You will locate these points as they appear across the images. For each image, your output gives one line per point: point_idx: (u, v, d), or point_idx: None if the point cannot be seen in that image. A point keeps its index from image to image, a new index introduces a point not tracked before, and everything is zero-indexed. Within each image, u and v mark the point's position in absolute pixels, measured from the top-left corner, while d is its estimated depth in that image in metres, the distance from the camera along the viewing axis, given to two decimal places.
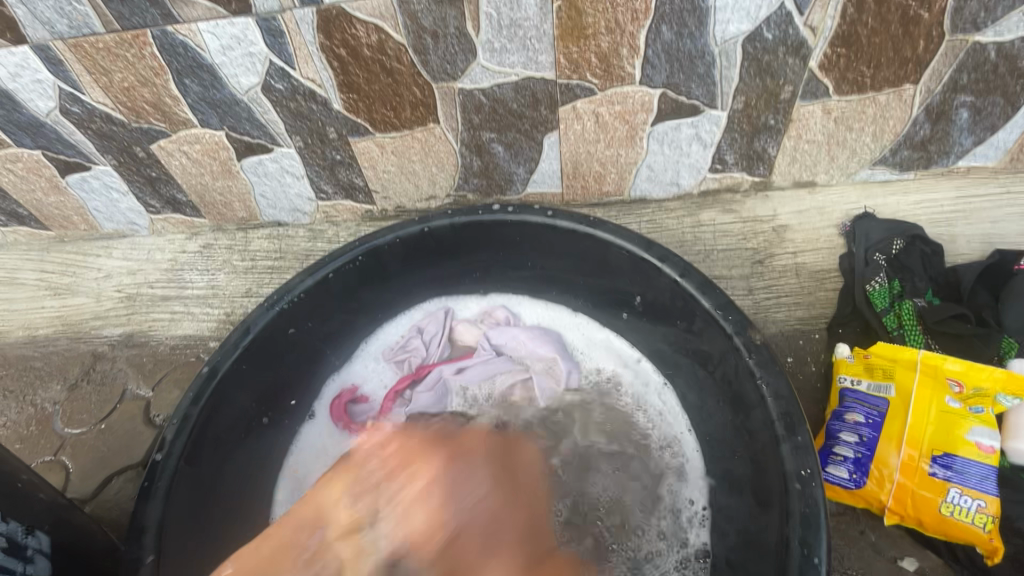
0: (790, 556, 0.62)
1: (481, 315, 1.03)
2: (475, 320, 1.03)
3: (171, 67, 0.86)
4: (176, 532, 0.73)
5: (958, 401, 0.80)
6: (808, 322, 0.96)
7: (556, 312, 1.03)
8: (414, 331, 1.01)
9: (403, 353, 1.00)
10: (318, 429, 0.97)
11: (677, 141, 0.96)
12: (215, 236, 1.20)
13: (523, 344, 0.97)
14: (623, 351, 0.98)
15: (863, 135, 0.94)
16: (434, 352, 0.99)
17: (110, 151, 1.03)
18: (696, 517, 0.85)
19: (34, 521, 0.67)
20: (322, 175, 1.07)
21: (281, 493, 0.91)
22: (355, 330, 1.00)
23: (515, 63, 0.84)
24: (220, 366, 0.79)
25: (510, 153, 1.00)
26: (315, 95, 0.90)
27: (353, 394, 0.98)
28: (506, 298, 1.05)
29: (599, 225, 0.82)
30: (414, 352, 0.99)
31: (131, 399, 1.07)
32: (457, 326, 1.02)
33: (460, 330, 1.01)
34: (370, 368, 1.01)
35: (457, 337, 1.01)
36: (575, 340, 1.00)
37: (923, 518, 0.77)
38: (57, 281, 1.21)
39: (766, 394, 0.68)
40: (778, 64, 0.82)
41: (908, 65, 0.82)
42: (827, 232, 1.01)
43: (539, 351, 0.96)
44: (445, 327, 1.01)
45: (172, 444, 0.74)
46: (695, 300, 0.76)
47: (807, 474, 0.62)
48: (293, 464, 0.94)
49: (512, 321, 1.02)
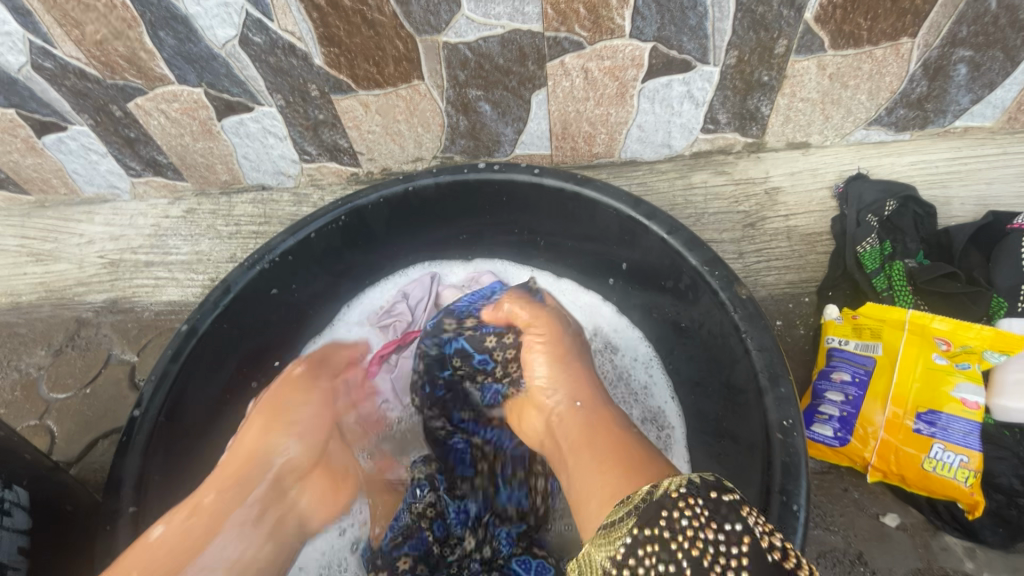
0: (770, 504, 0.61)
1: (467, 281, 1.02)
2: (461, 285, 1.01)
3: (144, 18, 0.83)
4: (158, 487, 0.72)
5: (945, 358, 0.79)
6: (798, 285, 0.95)
7: (545, 280, 1.02)
8: (399, 297, 1.00)
9: (389, 318, 0.99)
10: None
11: (669, 99, 0.93)
12: (199, 201, 1.18)
13: None
14: (613, 317, 0.97)
15: (858, 93, 0.92)
16: (420, 317, 0.99)
17: (86, 110, 0.99)
18: None
19: (12, 476, 0.66)
20: (305, 135, 1.04)
21: None
22: (338, 295, 0.99)
23: (500, 14, 0.81)
24: (200, 324, 0.77)
25: (498, 112, 0.98)
26: (295, 49, 0.87)
27: None
28: (492, 263, 1.03)
29: (586, 183, 0.80)
30: (400, 317, 0.99)
31: (116, 363, 1.06)
32: (443, 292, 1.01)
33: (447, 295, 1.00)
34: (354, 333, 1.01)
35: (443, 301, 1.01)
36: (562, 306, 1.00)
37: (906, 474, 0.78)
38: (38, 246, 1.18)
39: (750, 347, 0.67)
40: (773, 16, 0.79)
41: (907, 16, 0.79)
42: (821, 194, 0.99)
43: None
44: (431, 292, 1.00)
45: (150, 401, 0.72)
46: (682, 257, 0.75)
47: (789, 425, 0.62)
48: None
49: None
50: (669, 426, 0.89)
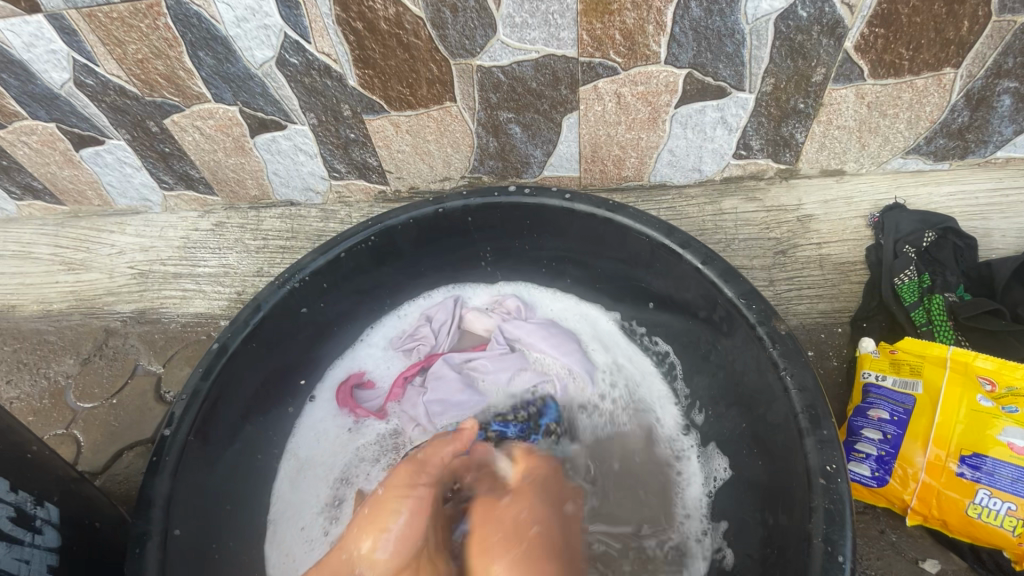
0: (813, 553, 0.59)
1: (491, 304, 1.01)
2: (484, 308, 1.01)
3: (185, 39, 0.85)
4: (187, 506, 0.72)
5: (990, 400, 0.76)
6: (830, 315, 0.93)
7: (579, 308, 1.01)
8: (423, 320, 0.99)
9: (412, 341, 0.98)
10: (322, 414, 0.95)
11: (701, 124, 0.92)
12: (228, 215, 1.19)
13: (535, 339, 0.94)
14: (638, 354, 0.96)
15: (897, 122, 0.90)
16: (443, 341, 0.97)
17: (124, 126, 1.02)
18: (710, 530, 0.82)
19: (44, 492, 0.67)
20: (336, 153, 1.05)
21: (282, 471, 0.91)
22: (360, 317, 0.99)
23: (536, 40, 0.82)
24: (230, 343, 0.78)
25: (528, 134, 0.98)
26: (330, 70, 0.89)
27: (360, 379, 0.96)
28: (515, 286, 1.03)
29: (619, 210, 0.80)
30: (423, 340, 0.97)
31: (142, 374, 1.07)
32: (466, 315, 0.99)
33: (471, 318, 0.99)
34: (377, 356, 1.00)
35: (467, 325, 0.99)
36: (590, 336, 0.98)
37: (949, 519, 0.75)
38: (71, 256, 1.21)
39: (790, 386, 0.66)
40: (812, 44, 0.79)
41: (951, 46, 0.78)
42: (855, 223, 0.98)
43: (551, 346, 0.93)
44: (455, 315, 0.99)
45: (180, 420, 0.72)
46: (717, 289, 0.74)
47: (833, 470, 0.61)
48: (295, 445, 0.93)
49: (523, 311, 0.99)
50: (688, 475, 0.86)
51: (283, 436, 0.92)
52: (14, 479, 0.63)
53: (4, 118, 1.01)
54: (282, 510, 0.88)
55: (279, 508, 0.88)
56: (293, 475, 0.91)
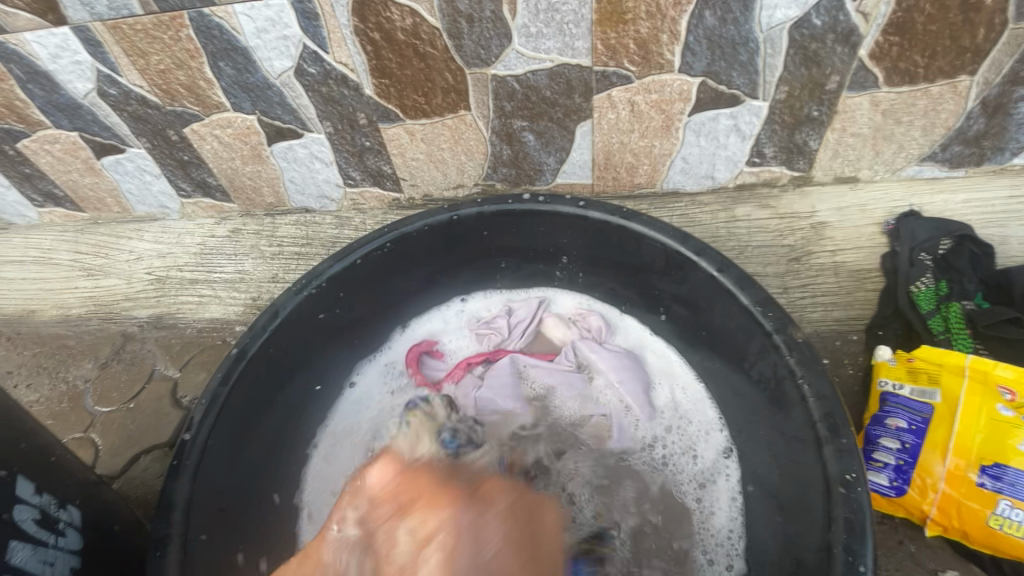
0: (833, 563, 0.59)
1: (574, 316, 0.98)
2: (566, 318, 0.98)
3: (206, 50, 0.87)
4: (207, 510, 0.73)
5: (1011, 410, 0.75)
6: (846, 323, 0.93)
7: (642, 331, 0.96)
8: (504, 311, 1.00)
9: (487, 328, 0.99)
10: (363, 397, 0.98)
11: (715, 132, 0.93)
12: (244, 221, 1.20)
13: (604, 367, 0.91)
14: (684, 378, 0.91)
15: (912, 129, 0.90)
16: (515, 340, 0.97)
17: (145, 134, 1.04)
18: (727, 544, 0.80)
19: (66, 496, 0.68)
20: (351, 161, 1.06)
21: (316, 456, 0.93)
22: (397, 307, 0.99)
23: (550, 49, 0.83)
24: (249, 348, 0.79)
25: (542, 142, 0.99)
26: (347, 80, 0.90)
27: (432, 348, 1.00)
28: (602, 304, 0.99)
29: (633, 217, 0.80)
30: (497, 330, 0.98)
31: (160, 379, 1.08)
32: (546, 319, 0.98)
33: (549, 324, 0.97)
34: (452, 329, 1.02)
35: (544, 329, 0.98)
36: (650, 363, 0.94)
37: (969, 530, 0.74)
38: (90, 261, 1.23)
39: (808, 394, 0.66)
40: (826, 52, 0.79)
41: (966, 54, 0.78)
42: (870, 230, 0.97)
43: (620, 379, 0.90)
44: (535, 316, 0.98)
45: (200, 424, 0.73)
46: (733, 296, 0.74)
47: (852, 479, 0.60)
48: (335, 427, 0.95)
49: (603, 333, 0.95)
50: (719, 505, 0.82)
51: (300, 441, 0.92)
52: (39, 482, 0.64)
53: (28, 127, 1.04)
54: (313, 491, 0.90)
55: (310, 490, 0.90)
56: (327, 459, 0.93)
